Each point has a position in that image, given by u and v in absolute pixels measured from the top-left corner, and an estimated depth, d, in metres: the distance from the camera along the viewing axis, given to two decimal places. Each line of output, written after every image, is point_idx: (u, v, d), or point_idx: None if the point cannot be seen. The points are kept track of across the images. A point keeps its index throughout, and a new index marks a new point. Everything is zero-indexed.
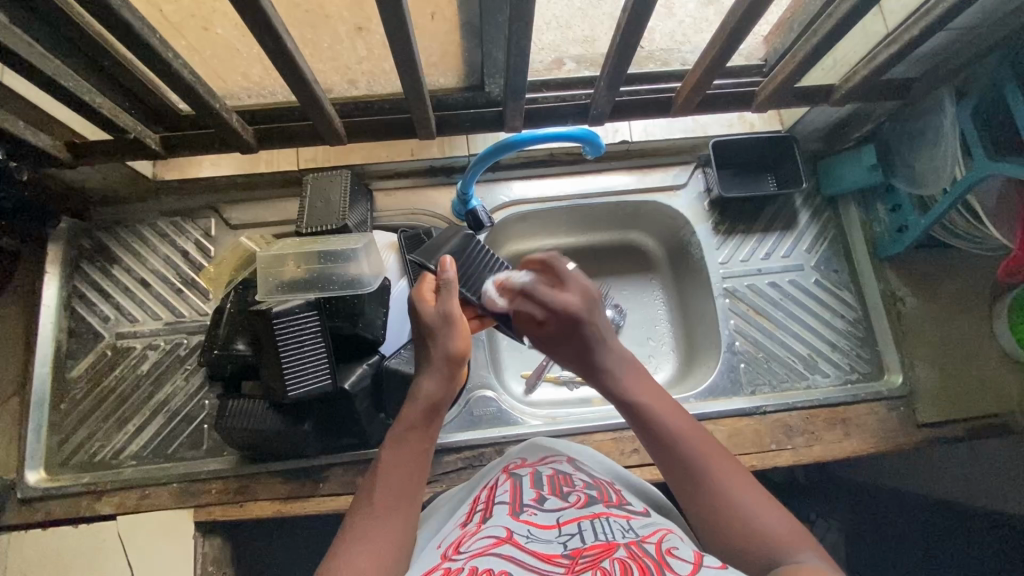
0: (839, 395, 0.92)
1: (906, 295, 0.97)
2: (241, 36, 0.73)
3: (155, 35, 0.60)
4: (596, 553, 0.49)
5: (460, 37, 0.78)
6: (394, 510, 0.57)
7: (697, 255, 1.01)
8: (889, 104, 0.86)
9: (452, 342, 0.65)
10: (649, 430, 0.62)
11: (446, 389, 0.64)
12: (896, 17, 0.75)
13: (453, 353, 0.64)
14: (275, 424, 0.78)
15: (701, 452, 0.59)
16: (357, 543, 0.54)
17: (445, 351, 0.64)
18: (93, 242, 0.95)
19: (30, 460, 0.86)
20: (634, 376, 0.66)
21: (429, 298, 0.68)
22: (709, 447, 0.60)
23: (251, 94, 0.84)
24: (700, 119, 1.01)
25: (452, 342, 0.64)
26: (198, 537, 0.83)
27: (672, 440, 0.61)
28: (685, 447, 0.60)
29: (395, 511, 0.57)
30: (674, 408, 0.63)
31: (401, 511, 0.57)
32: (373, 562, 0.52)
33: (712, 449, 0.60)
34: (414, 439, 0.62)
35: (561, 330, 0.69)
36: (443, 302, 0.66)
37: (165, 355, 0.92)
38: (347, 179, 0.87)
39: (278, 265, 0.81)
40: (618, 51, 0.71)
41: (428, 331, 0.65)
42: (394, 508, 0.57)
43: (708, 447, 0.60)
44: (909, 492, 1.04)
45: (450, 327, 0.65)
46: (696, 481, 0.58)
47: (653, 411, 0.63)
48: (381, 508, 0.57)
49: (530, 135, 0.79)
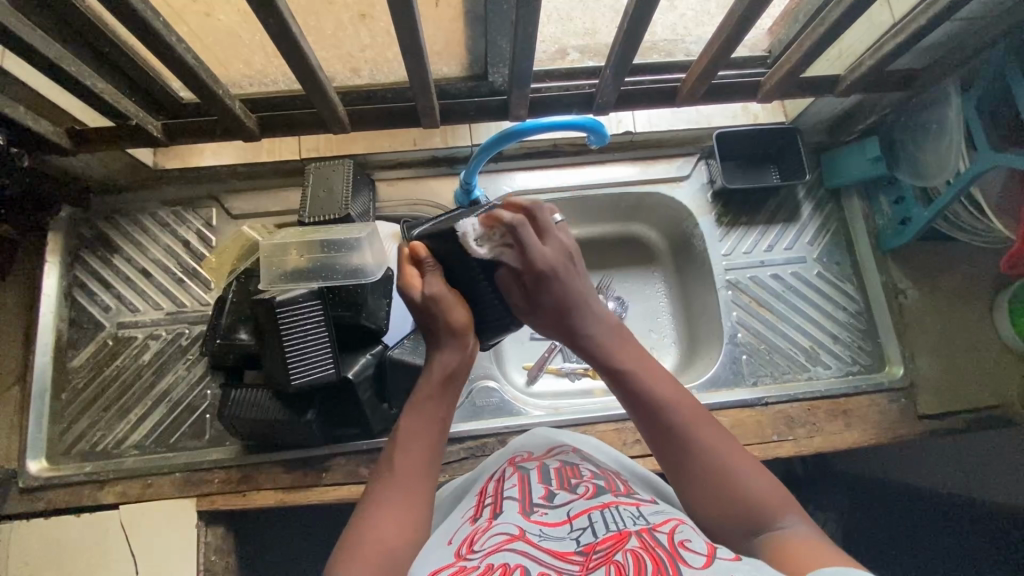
0: (841, 387, 0.92)
1: (907, 288, 0.97)
2: (243, 22, 0.73)
3: (158, 19, 0.60)
4: (608, 546, 0.49)
5: (464, 24, 0.77)
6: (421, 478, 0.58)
7: (701, 246, 1.01)
8: (894, 95, 0.86)
9: (452, 313, 0.61)
10: (635, 396, 0.60)
11: (460, 360, 0.63)
12: (902, 6, 0.75)
13: (455, 325, 0.61)
14: (280, 413, 0.78)
15: (685, 420, 0.58)
16: (381, 511, 0.55)
17: (446, 324, 0.61)
18: (93, 231, 0.94)
19: (30, 450, 0.85)
20: (616, 334, 0.64)
21: (413, 280, 0.63)
22: (692, 414, 0.59)
23: (252, 82, 0.83)
24: (703, 110, 1.00)
25: (452, 313, 0.61)
26: (201, 526, 0.83)
27: (659, 409, 0.59)
28: (671, 414, 0.58)
29: (415, 483, 0.57)
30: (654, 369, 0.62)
31: (422, 477, 0.58)
32: (400, 529, 0.54)
33: (697, 416, 0.59)
34: (433, 405, 0.61)
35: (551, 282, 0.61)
36: (434, 284, 0.62)
37: (167, 345, 0.92)
38: (350, 168, 0.88)
39: (280, 255, 0.80)
40: (624, 41, 0.70)
41: (421, 310, 0.62)
42: (416, 475, 0.57)
43: (694, 415, 0.59)
44: (908, 485, 1.04)
45: (444, 302, 0.61)
46: (680, 449, 0.57)
47: (638, 378, 0.61)
48: (407, 478, 0.57)
49: (535, 124, 0.78)
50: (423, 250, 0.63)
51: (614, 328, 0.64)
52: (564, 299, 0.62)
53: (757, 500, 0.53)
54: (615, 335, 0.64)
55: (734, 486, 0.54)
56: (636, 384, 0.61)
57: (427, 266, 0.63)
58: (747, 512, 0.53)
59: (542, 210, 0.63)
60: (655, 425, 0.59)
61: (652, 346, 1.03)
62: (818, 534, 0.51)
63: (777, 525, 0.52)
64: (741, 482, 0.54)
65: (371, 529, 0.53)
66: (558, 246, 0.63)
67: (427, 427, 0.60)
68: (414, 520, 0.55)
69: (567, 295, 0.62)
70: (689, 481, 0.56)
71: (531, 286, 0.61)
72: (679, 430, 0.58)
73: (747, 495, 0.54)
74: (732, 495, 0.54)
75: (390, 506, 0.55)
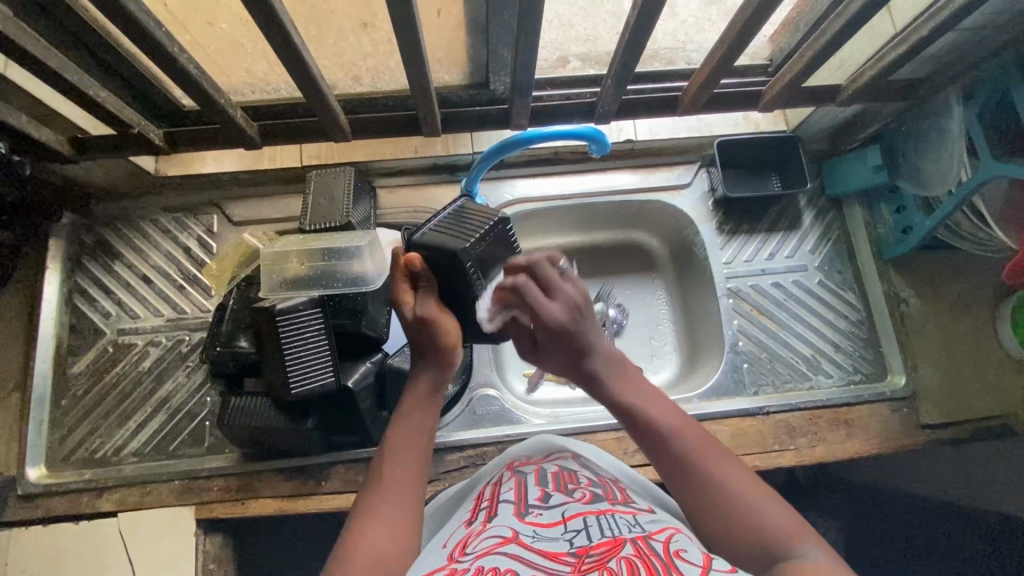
0: (843, 397, 0.92)
1: (909, 296, 0.97)
2: (246, 31, 0.74)
3: (161, 30, 0.60)
4: (602, 552, 0.48)
5: (466, 34, 0.77)
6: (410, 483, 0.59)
7: (701, 255, 1.01)
8: (894, 105, 0.86)
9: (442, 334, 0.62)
10: (655, 442, 0.61)
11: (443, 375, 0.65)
12: (905, 16, 0.75)
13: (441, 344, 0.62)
14: (280, 419, 0.78)
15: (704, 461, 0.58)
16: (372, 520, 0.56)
17: (434, 344, 0.62)
18: (95, 238, 0.94)
19: (30, 457, 0.85)
20: (629, 378, 0.64)
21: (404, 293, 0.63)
22: (712, 454, 0.59)
23: (254, 90, 0.83)
24: (705, 118, 1.00)
25: (440, 336, 0.62)
26: (199, 534, 0.83)
27: (677, 454, 0.59)
28: (690, 458, 0.59)
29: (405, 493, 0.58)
30: (671, 411, 0.62)
31: (412, 486, 0.59)
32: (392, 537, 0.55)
33: (713, 452, 0.59)
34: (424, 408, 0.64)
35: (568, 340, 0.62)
36: (426, 303, 0.62)
37: (166, 352, 0.91)
38: (351, 176, 0.87)
39: (281, 262, 0.81)
40: (625, 52, 0.71)
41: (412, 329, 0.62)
42: (405, 484, 0.59)
43: (705, 447, 0.59)
44: (910, 495, 1.04)
45: (432, 325, 0.61)
46: (706, 496, 0.57)
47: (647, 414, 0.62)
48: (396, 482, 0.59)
49: (537, 133, 0.78)
50: (418, 262, 0.61)
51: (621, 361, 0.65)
52: (581, 344, 0.62)
53: (790, 536, 0.53)
54: (631, 382, 0.64)
55: (762, 527, 0.54)
56: (653, 429, 0.61)
57: (422, 279, 0.62)
58: (782, 553, 0.52)
59: (542, 265, 0.62)
60: (680, 473, 0.59)
61: (653, 354, 1.03)
62: (837, 565, 0.50)
63: (796, 555, 0.51)
64: (763, 517, 0.54)
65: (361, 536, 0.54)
66: (566, 298, 0.62)
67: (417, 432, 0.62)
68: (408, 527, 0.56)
69: (585, 341, 0.62)
70: (719, 528, 0.55)
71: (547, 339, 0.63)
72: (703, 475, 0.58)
73: (780, 535, 0.53)
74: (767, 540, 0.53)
75: (383, 510, 0.56)
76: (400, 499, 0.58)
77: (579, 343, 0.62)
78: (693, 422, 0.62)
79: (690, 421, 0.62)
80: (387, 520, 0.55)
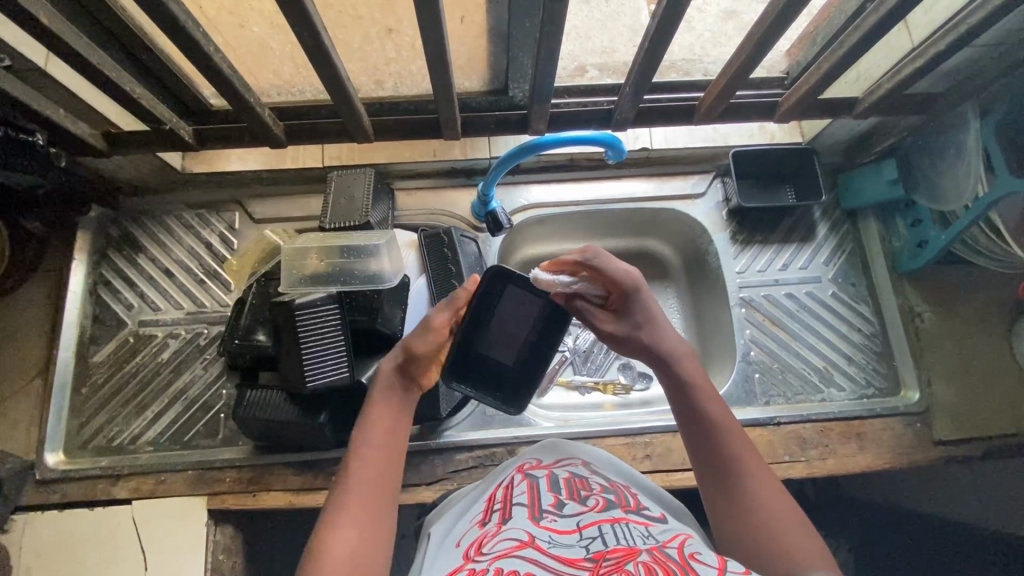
0: (855, 409, 0.92)
1: (924, 311, 0.96)
2: (276, 34, 0.76)
3: (198, 29, 0.62)
4: (619, 557, 0.49)
5: (488, 41, 0.79)
6: (378, 502, 0.56)
7: (715, 264, 1.02)
8: (912, 118, 0.86)
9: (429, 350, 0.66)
10: (697, 419, 0.62)
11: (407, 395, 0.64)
12: (922, 31, 0.76)
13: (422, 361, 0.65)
14: (294, 415, 0.79)
15: (738, 453, 0.59)
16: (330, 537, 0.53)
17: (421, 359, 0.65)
18: (121, 231, 0.97)
19: (49, 443, 0.87)
20: (690, 360, 0.65)
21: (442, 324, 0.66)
22: (749, 452, 0.59)
23: (281, 92, 0.86)
24: (721, 128, 1.01)
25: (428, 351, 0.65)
26: (210, 525, 0.84)
27: (717, 442, 0.60)
28: (726, 443, 0.60)
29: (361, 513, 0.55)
30: (722, 405, 0.63)
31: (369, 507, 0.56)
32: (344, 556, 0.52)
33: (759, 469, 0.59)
34: (387, 414, 0.62)
35: (636, 302, 0.68)
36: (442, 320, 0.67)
37: (185, 344, 0.93)
38: (371, 176, 0.89)
39: (300, 258, 0.83)
40: (643, 62, 0.72)
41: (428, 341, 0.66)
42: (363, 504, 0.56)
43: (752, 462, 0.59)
44: (922, 513, 1.03)
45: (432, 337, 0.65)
46: (729, 484, 0.58)
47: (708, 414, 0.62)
48: (363, 501, 0.56)
49: (553, 138, 0.80)
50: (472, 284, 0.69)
51: (689, 362, 0.65)
52: (640, 319, 0.68)
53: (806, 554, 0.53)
54: (691, 365, 0.65)
55: (772, 533, 0.54)
56: (700, 405, 0.62)
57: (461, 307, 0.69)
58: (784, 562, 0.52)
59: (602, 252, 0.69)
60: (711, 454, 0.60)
61: None
62: None
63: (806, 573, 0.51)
64: (776, 526, 0.54)
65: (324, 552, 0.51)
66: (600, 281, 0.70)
67: (382, 444, 0.60)
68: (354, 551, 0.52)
69: (647, 316, 0.68)
70: (728, 512, 0.57)
71: (628, 309, 0.68)
72: (734, 465, 0.59)
73: (789, 548, 0.53)
74: (773, 548, 0.53)
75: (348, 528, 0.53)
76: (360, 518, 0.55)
77: (637, 321, 0.68)
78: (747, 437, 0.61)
79: (737, 419, 0.62)
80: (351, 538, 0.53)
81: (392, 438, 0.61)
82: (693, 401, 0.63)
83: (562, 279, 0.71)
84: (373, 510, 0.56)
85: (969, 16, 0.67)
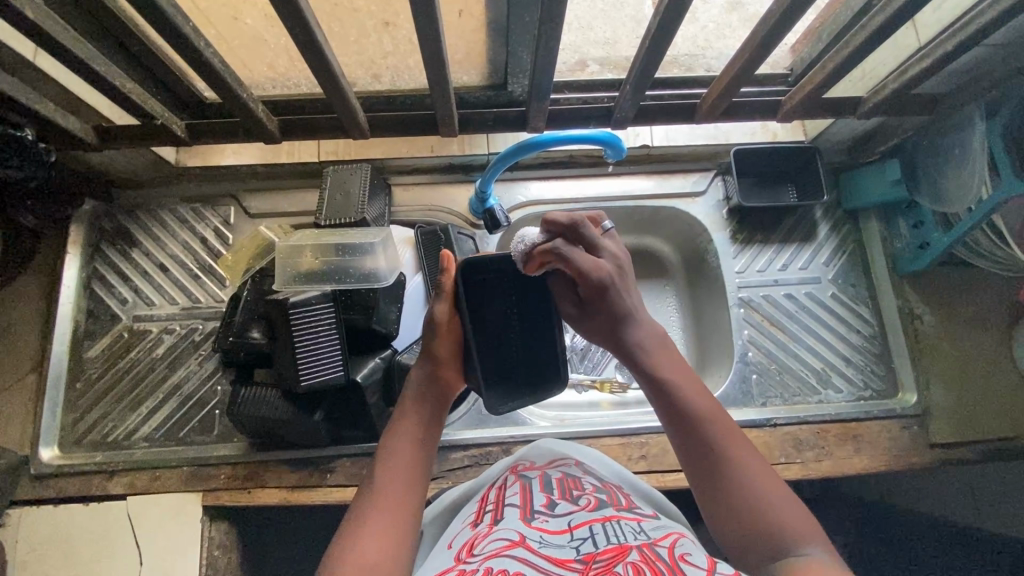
0: (851, 411, 0.91)
1: (923, 312, 0.96)
2: (269, 26, 0.75)
3: (188, 23, 0.60)
4: (609, 557, 0.48)
5: (486, 35, 0.78)
6: (406, 498, 0.58)
7: (714, 263, 1.01)
8: (917, 118, 0.84)
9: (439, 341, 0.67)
10: (666, 400, 0.62)
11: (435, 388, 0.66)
12: (930, 30, 0.74)
13: (438, 351, 0.67)
14: (287, 413, 0.78)
15: (712, 429, 0.59)
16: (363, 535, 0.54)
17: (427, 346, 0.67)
18: (114, 225, 0.96)
19: (44, 438, 0.87)
20: (652, 339, 0.66)
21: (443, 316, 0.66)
22: (727, 433, 0.59)
23: (276, 85, 0.84)
24: (723, 126, 1.00)
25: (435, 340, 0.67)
26: (205, 521, 0.84)
27: (693, 420, 0.60)
28: (702, 422, 0.60)
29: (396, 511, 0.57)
30: (691, 380, 0.63)
31: (399, 502, 0.58)
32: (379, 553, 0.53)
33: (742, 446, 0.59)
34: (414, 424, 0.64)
35: (599, 303, 0.65)
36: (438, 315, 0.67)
37: (180, 340, 0.93)
38: (367, 172, 0.88)
39: (294, 256, 0.82)
40: (646, 59, 0.71)
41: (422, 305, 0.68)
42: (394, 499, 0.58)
43: (730, 434, 0.59)
44: (918, 514, 1.02)
45: (432, 326, 0.67)
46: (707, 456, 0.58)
47: (679, 392, 0.62)
48: (393, 499, 0.58)
49: (553, 136, 0.78)
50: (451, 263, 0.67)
51: (655, 334, 0.66)
52: (606, 322, 0.66)
53: (788, 525, 0.54)
54: (660, 346, 0.66)
55: (753, 494, 0.56)
56: (670, 389, 0.62)
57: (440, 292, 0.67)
58: (771, 536, 0.53)
59: (585, 224, 0.66)
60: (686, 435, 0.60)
61: None
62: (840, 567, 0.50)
63: (798, 551, 0.52)
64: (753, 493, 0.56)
65: (350, 551, 0.53)
66: (610, 256, 0.67)
67: (410, 452, 0.61)
68: (392, 549, 0.54)
69: (620, 312, 0.65)
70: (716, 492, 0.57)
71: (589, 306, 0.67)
72: (707, 434, 0.59)
73: (761, 505, 0.55)
74: (748, 504, 0.55)
75: (374, 527, 0.55)
76: (388, 520, 0.56)
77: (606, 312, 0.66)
78: (723, 413, 0.61)
79: (708, 391, 0.62)
80: (376, 538, 0.54)
81: (422, 445, 0.63)
82: (665, 386, 0.62)
83: (534, 237, 0.65)
84: (400, 509, 0.57)
85: (978, 16, 0.66)
